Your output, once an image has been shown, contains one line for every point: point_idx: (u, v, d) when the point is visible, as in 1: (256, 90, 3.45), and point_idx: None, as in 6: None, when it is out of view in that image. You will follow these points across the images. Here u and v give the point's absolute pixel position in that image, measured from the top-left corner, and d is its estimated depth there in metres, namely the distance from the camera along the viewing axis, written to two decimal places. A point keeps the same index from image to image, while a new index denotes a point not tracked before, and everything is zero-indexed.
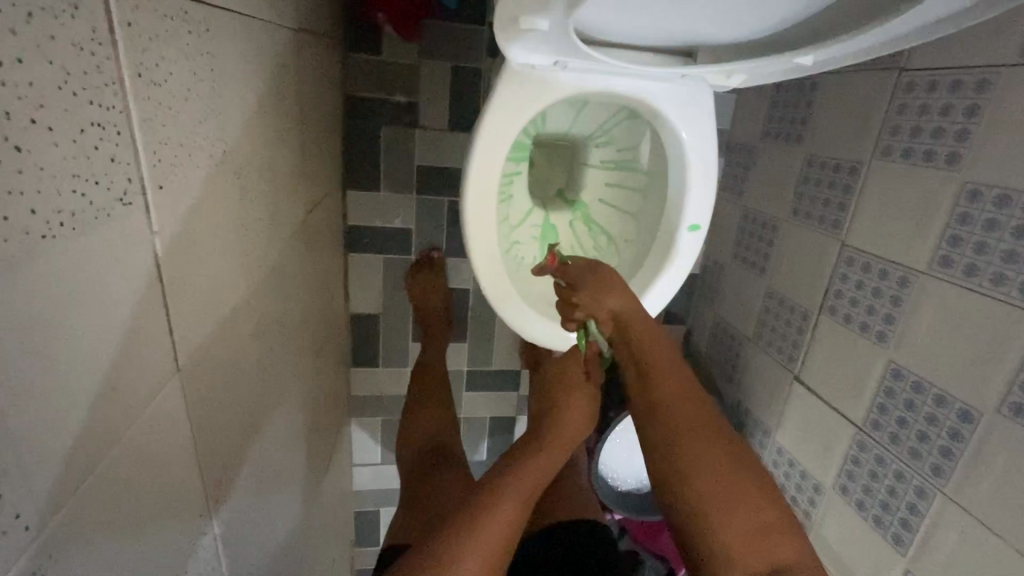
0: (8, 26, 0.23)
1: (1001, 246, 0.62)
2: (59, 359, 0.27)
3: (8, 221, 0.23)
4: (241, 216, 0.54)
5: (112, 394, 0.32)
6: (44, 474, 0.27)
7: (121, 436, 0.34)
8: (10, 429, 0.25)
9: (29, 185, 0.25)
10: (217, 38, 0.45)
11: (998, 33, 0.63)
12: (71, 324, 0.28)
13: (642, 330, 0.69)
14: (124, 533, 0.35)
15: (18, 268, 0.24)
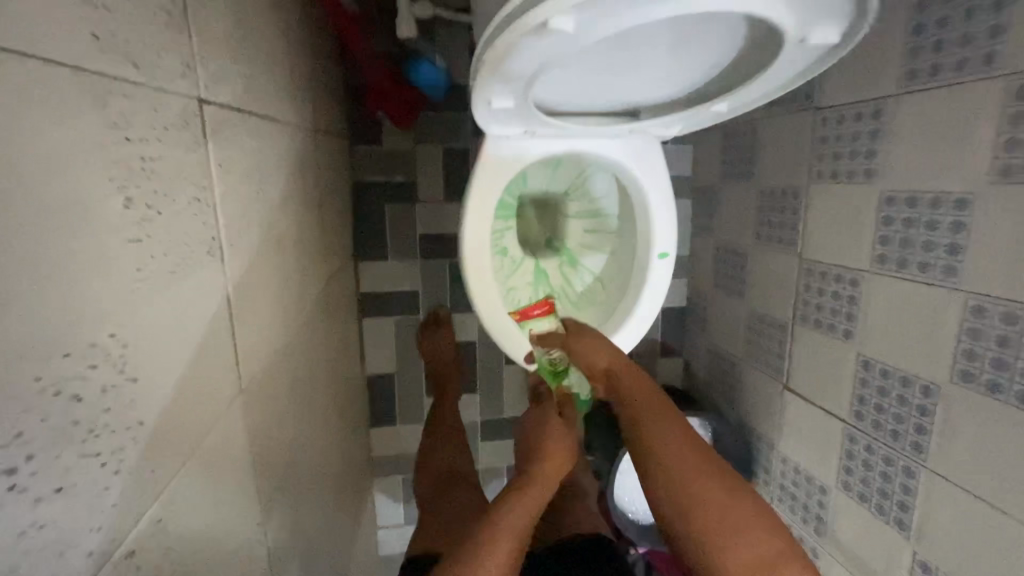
0: (157, 135, 0.36)
1: (920, 238, 0.73)
2: (180, 358, 0.38)
3: (156, 258, 0.35)
4: (279, 274, 0.65)
5: (206, 395, 0.42)
6: (172, 442, 0.36)
7: (211, 430, 0.43)
8: (159, 399, 0.35)
9: (165, 237, 0.37)
10: (260, 140, 0.58)
11: (877, 71, 0.78)
12: (185, 334, 0.39)
13: (628, 375, 0.79)
14: (211, 518, 0.43)
15: (160, 289, 0.35)
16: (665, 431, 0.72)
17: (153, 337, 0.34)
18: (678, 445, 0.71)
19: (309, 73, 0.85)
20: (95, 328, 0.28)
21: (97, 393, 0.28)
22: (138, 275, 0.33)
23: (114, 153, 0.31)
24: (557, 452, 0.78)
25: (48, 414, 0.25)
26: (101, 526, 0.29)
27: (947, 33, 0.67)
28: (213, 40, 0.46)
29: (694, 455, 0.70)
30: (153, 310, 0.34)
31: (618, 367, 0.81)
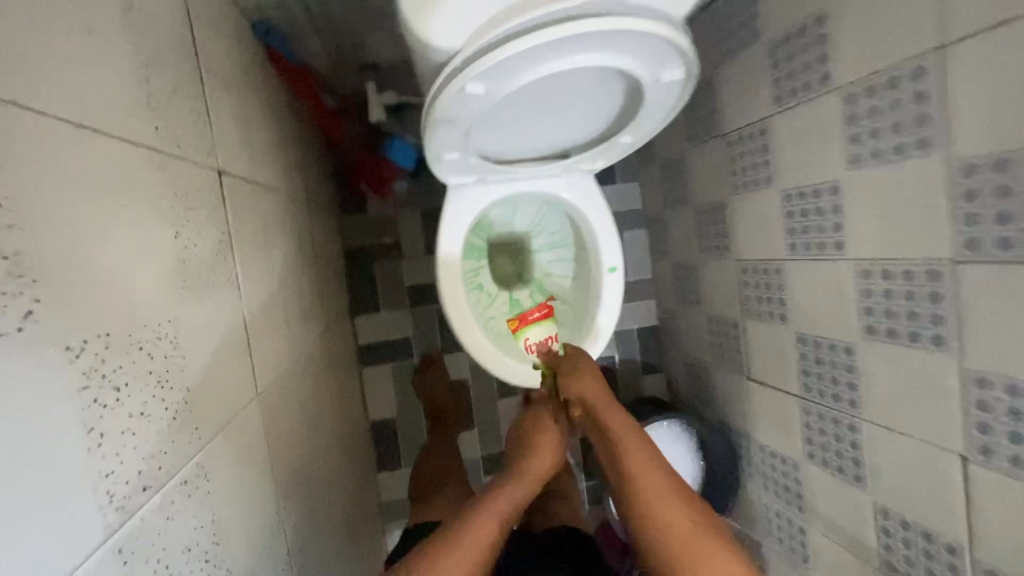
0: (193, 194, 0.51)
1: (814, 224, 0.87)
2: (214, 351, 0.51)
3: (196, 277, 0.50)
4: (284, 312, 0.79)
5: (234, 385, 0.54)
6: (213, 410, 0.49)
7: (240, 414, 0.55)
8: (202, 374, 0.48)
9: (200, 263, 0.51)
10: (263, 205, 0.74)
11: (755, 98, 0.96)
12: (217, 334, 0.52)
13: (607, 410, 0.84)
14: (247, 487, 0.54)
15: (199, 298, 0.50)
16: (648, 471, 0.78)
17: (196, 329, 0.48)
18: (647, 477, 0.77)
19: (300, 158, 1.03)
20: (160, 313, 0.42)
21: (161, 356, 0.41)
22: (184, 284, 0.47)
23: (168, 202, 0.46)
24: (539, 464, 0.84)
25: (137, 358, 0.38)
26: (171, 449, 0.40)
27: (792, 62, 0.85)
28: (225, 133, 0.63)
29: (665, 489, 0.76)
30: (195, 310, 0.48)
31: (603, 403, 0.85)
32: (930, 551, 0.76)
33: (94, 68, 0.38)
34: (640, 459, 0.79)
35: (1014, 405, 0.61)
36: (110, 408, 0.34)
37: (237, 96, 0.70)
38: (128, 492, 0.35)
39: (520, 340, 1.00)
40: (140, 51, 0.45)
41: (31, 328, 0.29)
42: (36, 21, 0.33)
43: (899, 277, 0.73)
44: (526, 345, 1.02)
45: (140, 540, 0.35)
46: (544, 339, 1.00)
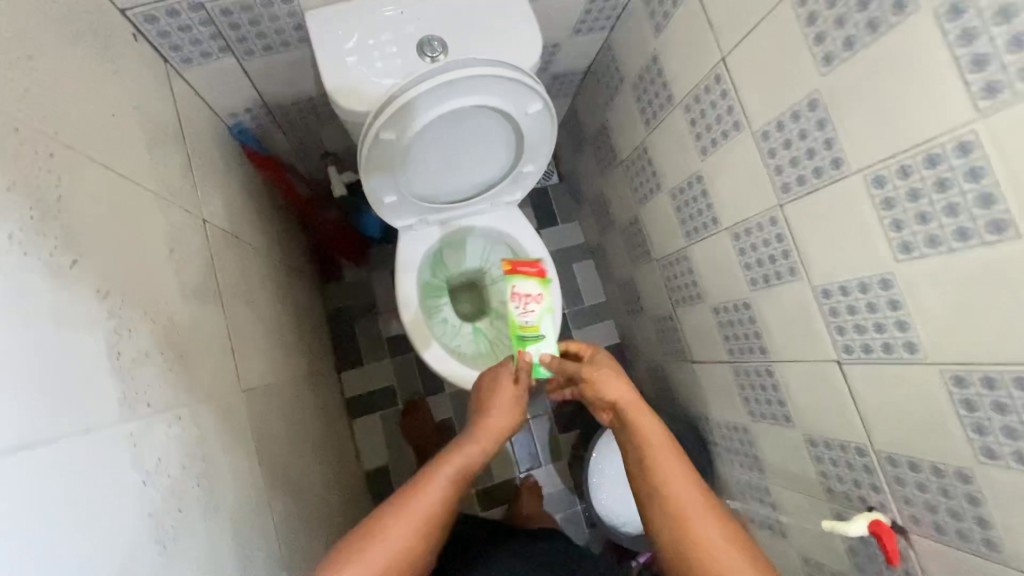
0: (186, 232, 0.70)
1: (695, 210, 1.06)
2: (205, 341, 0.67)
3: (190, 286, 0.67)
4: (269, 342, 0.94)
5: (221, 373, 0.69)
6: (204, 382, 0.64)
7: (228, 395, 0.69)
8: (194, 353, 0.63)
9: (193, 278, 0.69)
10: (245, 256, 0.93)
11: (634, 126, 1.19)
12: (206, 331, 0.68)
13: (640, 417, 0.80)
14: (235, 452, 0.67)
15: (193, 301, 0.66)
16: (677, 481, 0.74)
17: (190, 321, 0.64)
18: (674, 486, 0.73)
19: (280, 231, 1.24)
20: (161, 298, 0.59)
21: (161, 326, 0.57)
22: (180, 287, 0.64)
23: (167, 230, 0.65)
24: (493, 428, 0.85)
25: (141, 319, 0.53)
26: (167, 388, 0.54)
27: (650, 93, 1.09)
28: (209, 197, 0.83)
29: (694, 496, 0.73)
30: (189, 308, 0.65)
31: (634, 409, 0.81)
32: (849, 461, 0.85)
33: (114, 139, 0.58)
34: (672, 470, 0.75)
35: (850, 303, 0.75)
36: (130, 342, 0.50)
37: (219, 175, 0.91)
38: (136, 401, 0.48)
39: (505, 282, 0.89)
40: (144, 135, 0.66)
41: (78, 271, 0.45)
42: (78, 109, 0.53)
43: (755, 231, 0.90)
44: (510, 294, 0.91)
45: (151, 438, 0.49)
46: (527, 294, 0.90)
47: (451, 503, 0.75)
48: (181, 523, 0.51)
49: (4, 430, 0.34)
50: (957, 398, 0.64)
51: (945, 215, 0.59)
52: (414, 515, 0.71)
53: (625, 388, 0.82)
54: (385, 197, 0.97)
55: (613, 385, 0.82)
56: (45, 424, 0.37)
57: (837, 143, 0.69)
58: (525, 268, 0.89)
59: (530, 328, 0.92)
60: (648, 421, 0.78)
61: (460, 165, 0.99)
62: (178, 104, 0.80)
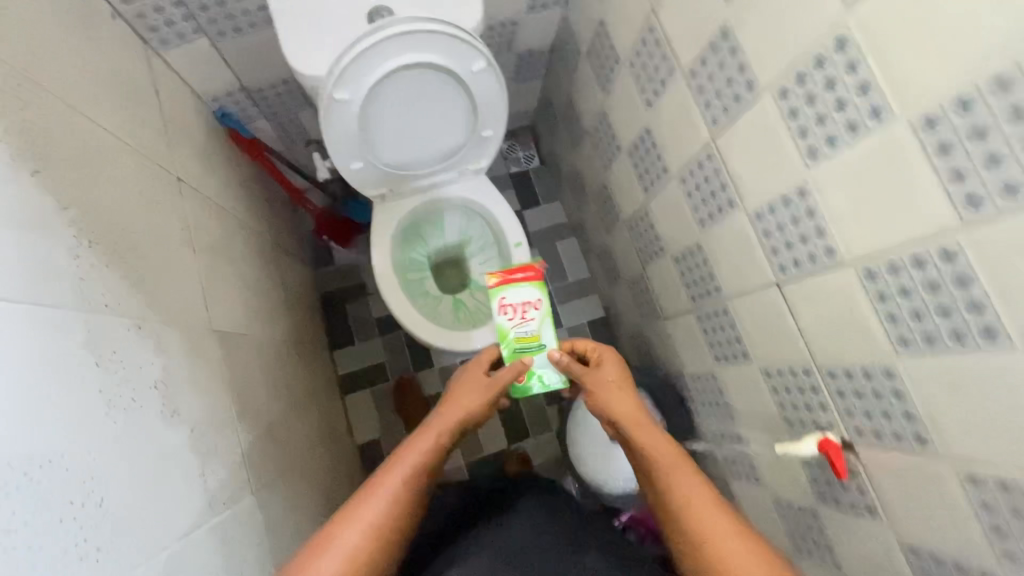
0: (159, 183, 0.79)
1: (648, 162, 1.10)
2: (173, 276, 0.74)
3: (160, 227, 0.75)
4: (247, 299, 1.01)
5: (188, 306, 0.76)
6: (169, 307, 0.71)
7: (195, 327, 0.76)
8: (159, 282, 0.70)
9: (164, 221, 0.77)
10: (223, 219, 1.01)
11: (593, 93, 1.25)
12: (176, 268, 0.76)
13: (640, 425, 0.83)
14: (200, 375, 0.73)
15: (162, 240, 0.74)
16: (682, 483, 0.75)
17: (158, 255, 0.72)
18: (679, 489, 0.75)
19: (268, 212, 1.33)
20: (129, 228, 0.66)
21: (126, 249, 0.64)
22: (149, 225, 0.72)
23: (139, 176, 0.73)
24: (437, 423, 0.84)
25: (106, 236, 0.61)
26: (128, 298, 0.61)
27: (602, 58, 1.15)
28: (187, 163, 0.92)
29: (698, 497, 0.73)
30: (158, 244, 0.73)
31: (635, 419, 0.84)
32: (799, 386, 0.86)
33: (87, 90, 0.67)
34: (678, 474, 0.76)
35: (778, 221, 0.77)
36: (91, 249, 0.57)
37: (200, 148, 1.01)
38: (92, 296, 0.55)
39: (495, 296, 0.98)
40: (119, 95, 0.75)
41: (40, 179, 0.52)
42: (53, 58, 0.62)
43: (697, 170, 0.94)
44: (501, 305, 0.99)
45: (107, 331, 0.56)
46: (525, 302, 0.98)
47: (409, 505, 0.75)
48: (134, 408, 0.57)
49: None
50: (871, 292, 0.65)
51: (836, 112, 0.62)
52: (362, 529, 0.70)
53: (624, 399, 0.87)
54: (352, 163, 1.04)
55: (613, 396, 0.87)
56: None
57: (748, 67, 0.74)
58: (513, 278, 0.98)
59: (521, 335, 0.97)
60: (648, 428, 0.81)
61: (421, 132, 1.05)
62: (156, 79, 0.89)
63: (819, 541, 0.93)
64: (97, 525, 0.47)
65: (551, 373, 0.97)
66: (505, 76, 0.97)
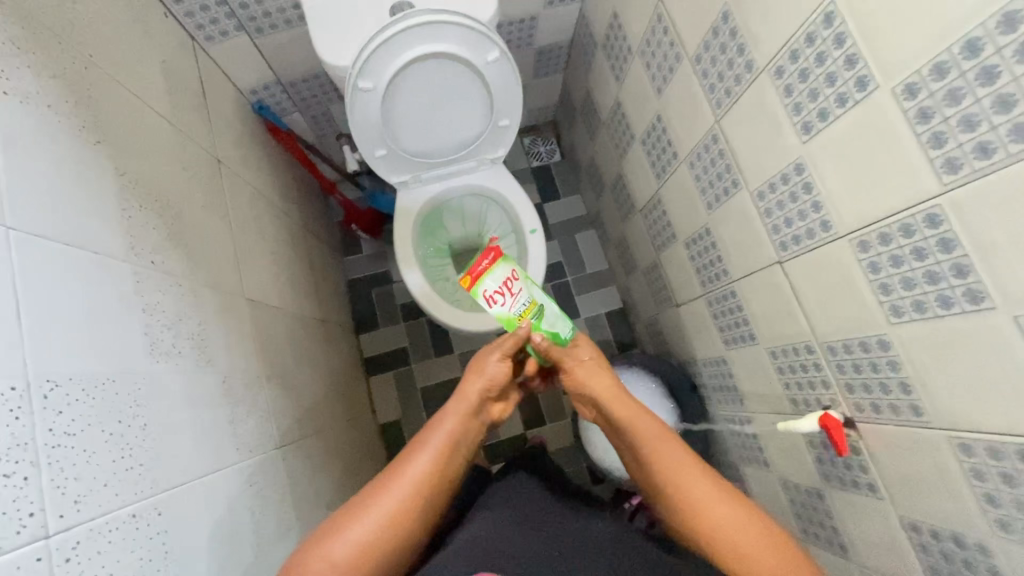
0: (201, 163, 0.87)
1: (659, 149, 1.13)
2: (211, 246, 0.82)
3: (200, 201, 0.83)
4: (278, 276, 1.09)
5: (224, 274, 0.84)
6: (206, 271, 0.78)
7: (229, 293, 0.84)
8: (199, 248, 0.78)
9: (204, 197, 0.85)
10: (257, 201, 1.09)
11: (608, 86, 1.29)
12: (214, 239, 0.84)
13: (627, 410, 0.83)
14: (232, 335, 0.81)
15: (203, 213, 0.82)
16: (688, 466, 0.74)
17: (198, 226, 0.80)
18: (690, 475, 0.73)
19: (300, 199, 1.42)
20: (173, 198, 0.74)
21: (170, 216, 0.72)
22: (191, 198, 0.80)
23: (184, 155, 0.82)
24: (464, 401, 0.87)
25: (153, 203, 0.69)
26: (170, 259, 0.69)
27: (616, 49, 1.19)
28: (226, 148, 1.01)
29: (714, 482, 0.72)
30: (199, 216, 0.81)
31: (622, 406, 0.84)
32: (803, 364, 0.86)
33: (140, 76, 0.76)
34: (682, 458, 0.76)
35: (778, 198, 0.79)
36: (141, 212, 0.65)
37: (238, 136, 1.10)
38: (140, 252, 0.63)
39: (478, 294, 0.94)
40: (167, 83, 0.84)
41: (100, 148, 0.61)
42: (116, 49, 0.71)
43: (703, 153, 0.96)
44: (488, 297, 0.95)
45: (151, 283, 0.63)
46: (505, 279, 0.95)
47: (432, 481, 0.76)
48: (174, 353, 0.64)
49: (41, 223, 0.49)
50: (865, 263, 0.67)
51: (827, 87, 0.64)
52: (393, 503, 0.72)
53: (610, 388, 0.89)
54: (376, 149, 1.11)
55: (599, 384, 0.90)
56: (61, 228, 0.51)
57: (746, 47, 0.76)
58: (482, 268, 0.94)
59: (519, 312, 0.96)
60: (641, 413, 0.81)
61: (440, 120, 1.11)
62: (200, 72, 0.99)
63: (825, 524, 0.93)
64: (142, 444, 0.53)
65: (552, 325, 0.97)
66: (519, 66, 1.02)
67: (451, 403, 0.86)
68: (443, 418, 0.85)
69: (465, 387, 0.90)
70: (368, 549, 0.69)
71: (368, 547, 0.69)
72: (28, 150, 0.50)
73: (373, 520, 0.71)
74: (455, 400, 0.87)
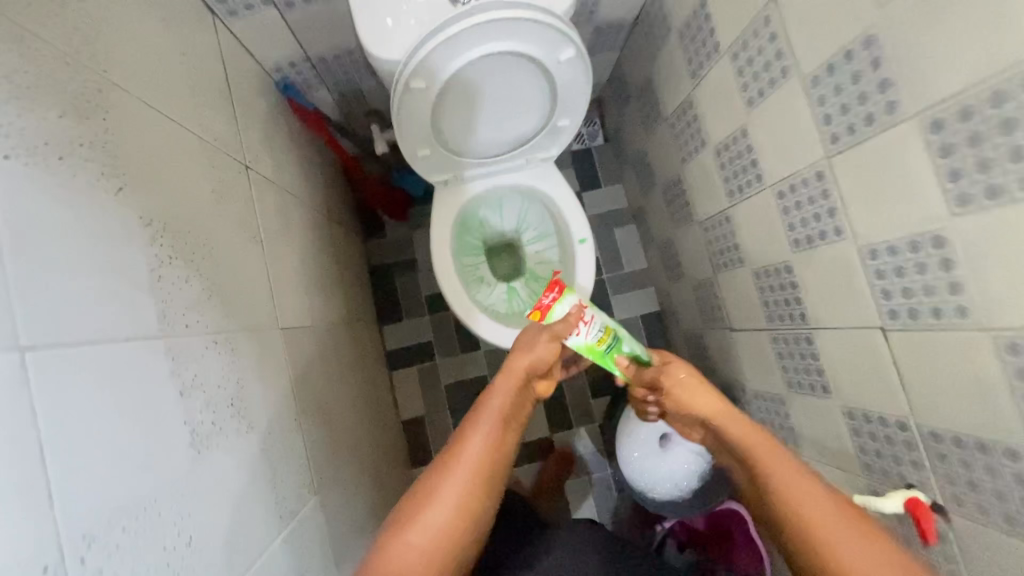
0: (230, 176, 0.75)
1: (738, 166, 1.00)
2: (245, 278, 0.72)
3: (231, 226, 0.72)
4: (309, 287, 1.00)
5: (259, 305, 0.74)
6: (242, 314, 0.69)
7: (265, 328, 0.75)
8: (233, 286, 0.68)
9: (235, 220, 0.73)
10: (287, 203, 0.98)
11: (679, 79, 1.13)
12: (247, 269, 0.74)
13: (732, 423, 0.79)
14: (270, 380, 0.73)
15: (234, 240, 0.72)
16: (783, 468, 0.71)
17: (230, 258, 0.69)
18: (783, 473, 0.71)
19: (326, 185, 1.29)
20: (203, 231, 0.64)
21: (201, 256, 0.62)
22: (220, 224, 0.69)
23: (211, 170, 0.70)
24: (512, 375, 0.84)
25: (183, 246, 0.58)
26: (206, 313, 0.60)
27: (696, 42, 1.03)
28: (253, 146, 0.88)
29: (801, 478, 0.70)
30: (230, 245, 0.70)
31: (726, 415, 0.81)
32: (889, 435, 0.79)
33: (162, 79, 0.63)
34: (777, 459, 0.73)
35: (897, 263, 0.69)
36: (170, 264, 0.55)
37: (265, 126, 0.96)
38: (174, 321, 0.54)
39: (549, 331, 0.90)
40: (191, 80, 0.71)
41: (124, 196, 0.50)
42: (136, 52, 0.58)
43: (800, 187, 0.84)
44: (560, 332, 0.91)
45: (183, 353, 0.54)
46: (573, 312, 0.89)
47: (492, 460, 0.75)
48: (213, 433, 0.56)
49: (57, 328, 0.39)
50: (1009, 366, 0.58)
51: (1007, 161, 0.53)
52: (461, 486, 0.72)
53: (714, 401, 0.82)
54: (420, 148, 0.98)
55: (701, 399, 0.83)
56: (87, 326, 0.42)
57: (894, 86, 0.63)
58: (545, 307, 0.89)
59: (599, 339, 0.89)
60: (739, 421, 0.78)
61: (494, 117, 0.97)
62: (223, 55, 0.84)
63: None
64: (184, 565, 0.47)
65: (632, 346, 0.92)
66: (593, 65, 0.88)
67: (498, 376, 0.83)
68: (492, 392, 0.82)
69: (511, 360, 0.86)
70: (445, 532, 0.69)
71: (446, 531, 0.69)
72: (38, 230, 0.39)
73: (448, 505, 0.70)
74: (502, 375, 0.84)
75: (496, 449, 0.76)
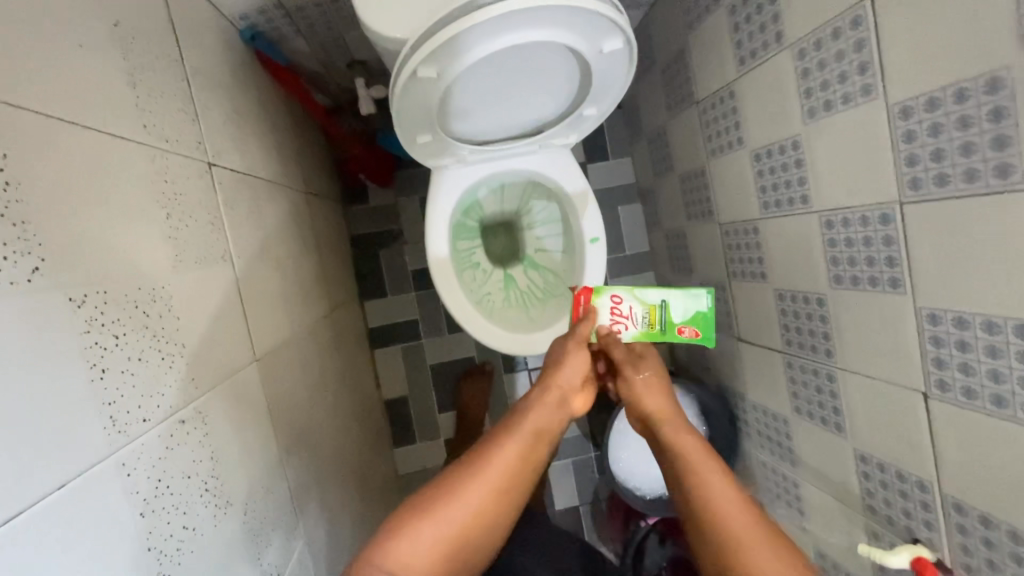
0: (190, 185, 0.60)
1: (781, 178, 0.89)
2: (214, 318, 0.60)
3: (193, 255, 0.58)
4: (286, 289, 0.86)
5: (231, 345, 0.62)
6: (212, 367, 0.57)
7: (240, 371, 0.64)
8: (200, 336, 0.56)
9: (198, 244, 0.59)
10: (259, 194, 0.82)
11: (721, 61, 0.98)
12: (216, 304, 0.61)
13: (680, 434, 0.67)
14: (248, 433, 0.62)
15: (198, 274, 0.58)
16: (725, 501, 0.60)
17: (194, 302, 0.56)
18: (722, 503, 0.59)
19: (302, 151, 1.11)
20: (158, 279, 0.50)
21: (157, 315, 0.49)
22: (180, 259, 0.55)
23: (165, 188, 0.55)
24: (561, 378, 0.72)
25: (132, 313, 0.45)
26: (168, 390, 0.48)
27: (751, 24, 0.87)
28: (215, 130, 0.71)
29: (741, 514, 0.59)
30: (193, 282, 0.57)
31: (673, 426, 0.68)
32: (904, 491, 0.77)
33: (89, 72, 0.46)
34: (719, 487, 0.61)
35: (963, 339, 0.63)
36: (115, 347, 0.43)
37: (228, 96, 0.78)
38: (124, 422, 0.42)
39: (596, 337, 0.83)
40: (131, 63, 0.53)
41: (42, 282, 0.37)
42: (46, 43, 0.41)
43: (856, 223, 0.75)
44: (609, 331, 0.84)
45: (140, 458, 0.43)
46: (614, 309, 0.84)
47: (528, 465, 0.63)
48: (183, 540, 0.47)
49: None
50: None
51: None
52: (484, 490, 0.59)
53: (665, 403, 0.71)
54: (420, 134, 0.82)
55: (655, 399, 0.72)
56: None
57: (1013, 147, 0.53)
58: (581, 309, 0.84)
59: (647, 323, 0.83)
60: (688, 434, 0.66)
61: (511, 104, 0.81)
62: (172, 9, 0.65)
63: None
64: None
65: (683, 311, 0.83)
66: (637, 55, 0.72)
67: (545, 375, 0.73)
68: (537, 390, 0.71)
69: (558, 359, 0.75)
70: (445, 544, 0.56)
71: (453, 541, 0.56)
72: None
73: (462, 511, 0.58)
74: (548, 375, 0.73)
75: (533, 455, 0.64)
